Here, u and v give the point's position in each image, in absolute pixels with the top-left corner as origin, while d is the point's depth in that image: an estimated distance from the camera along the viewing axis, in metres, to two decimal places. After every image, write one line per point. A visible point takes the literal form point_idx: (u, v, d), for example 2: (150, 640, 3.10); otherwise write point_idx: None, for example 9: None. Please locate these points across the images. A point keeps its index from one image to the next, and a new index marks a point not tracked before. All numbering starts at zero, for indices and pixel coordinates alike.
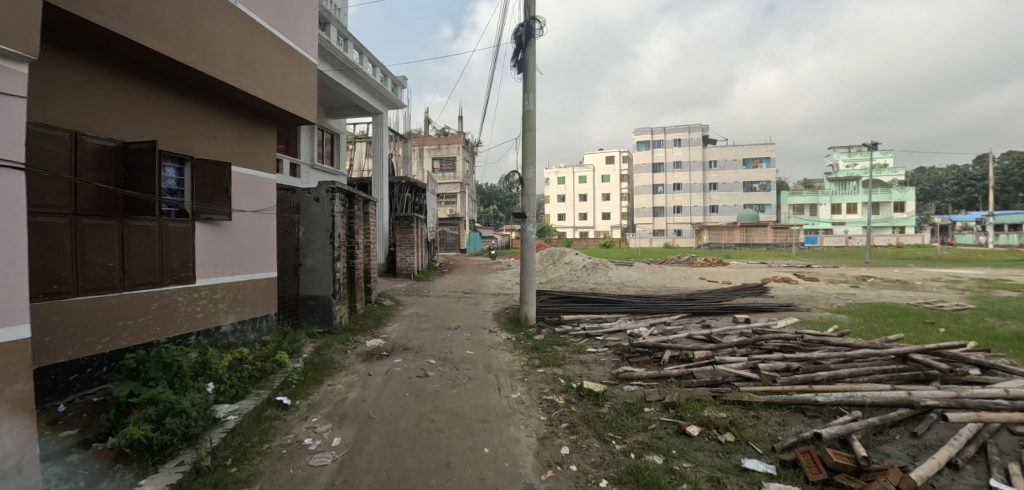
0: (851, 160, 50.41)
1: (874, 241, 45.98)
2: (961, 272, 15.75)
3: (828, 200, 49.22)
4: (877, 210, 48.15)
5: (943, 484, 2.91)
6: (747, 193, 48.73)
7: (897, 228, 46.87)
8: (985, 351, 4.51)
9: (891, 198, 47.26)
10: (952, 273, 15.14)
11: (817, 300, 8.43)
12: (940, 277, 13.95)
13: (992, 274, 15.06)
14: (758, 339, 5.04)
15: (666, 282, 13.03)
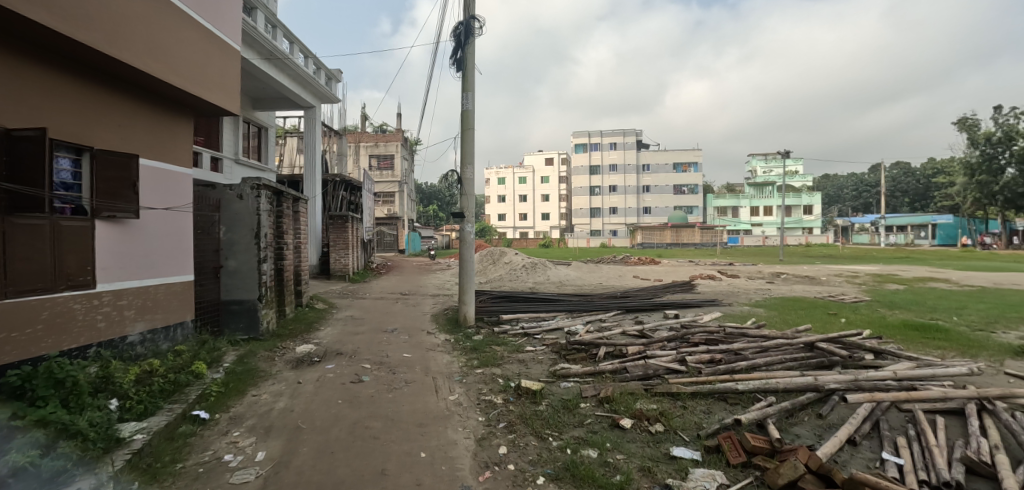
0: (768, 167, 54.30)
1: (787, 241, 50.51)
2: (855, 268, 17.65)
3: (748, 203, 53.48)
4: (789, 213, 52.84)
5: (844, 460, 3.19)
6: (677, 196, 51.83)
7: (806, 229, 51.77)
8: (878, 338, 5.01)
9: (799, 203, 51.96)
10: (851, 269, 16.93)
11: (738, 295, 9.03)
12: (839, 273, 15.53)
13: (884, 269, 16.99)
14: (686, 333, 5.29)
15: (601, 280, 13.47)
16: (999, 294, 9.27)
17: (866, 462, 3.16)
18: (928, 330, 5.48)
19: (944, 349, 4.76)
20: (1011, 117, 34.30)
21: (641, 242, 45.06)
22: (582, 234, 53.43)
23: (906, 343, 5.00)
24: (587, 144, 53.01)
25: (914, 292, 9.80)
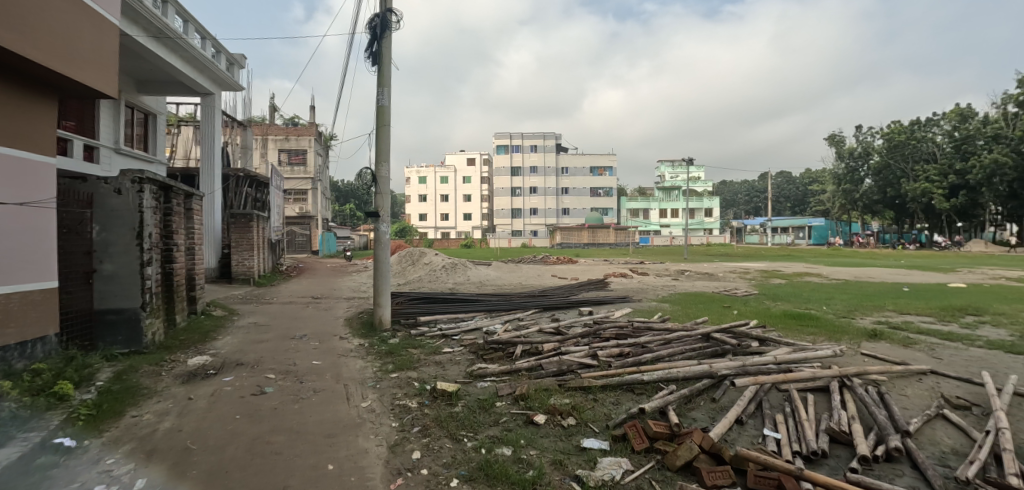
0: (675, 172, 58.16)
1: (692, 241, 54.99)
2: (745, 265, 19.69)
3: (657, 206, 57.66)
4: (693, 215, 57.55)
5: (733, 438, 3.49)
6: (594, 198, 54.66)
7: (707, 230, 56.56)
8: (762, 326, 5.58)
9: (701, 206, 56.68)
10: (743, 266, 18.81)
11: (646, 291, 9.64)
12: (732, 269, 17.20)
13: (771, 266, 19.07)
14: (598, 329, 5.50)
15: (521, 279, 13.72)
16: (856, 285, 10.80)
17: (751, 439, 3.47)
18: (803, 318, 6.22)
19: (816, 335, 5.42)
20: (868, 136, 40.48)
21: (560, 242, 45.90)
22: (505, 235, 54.06)
23: (785, 330, 5.63)
24: (509, 146, 53.77)
25: (792, 285, 11.11)
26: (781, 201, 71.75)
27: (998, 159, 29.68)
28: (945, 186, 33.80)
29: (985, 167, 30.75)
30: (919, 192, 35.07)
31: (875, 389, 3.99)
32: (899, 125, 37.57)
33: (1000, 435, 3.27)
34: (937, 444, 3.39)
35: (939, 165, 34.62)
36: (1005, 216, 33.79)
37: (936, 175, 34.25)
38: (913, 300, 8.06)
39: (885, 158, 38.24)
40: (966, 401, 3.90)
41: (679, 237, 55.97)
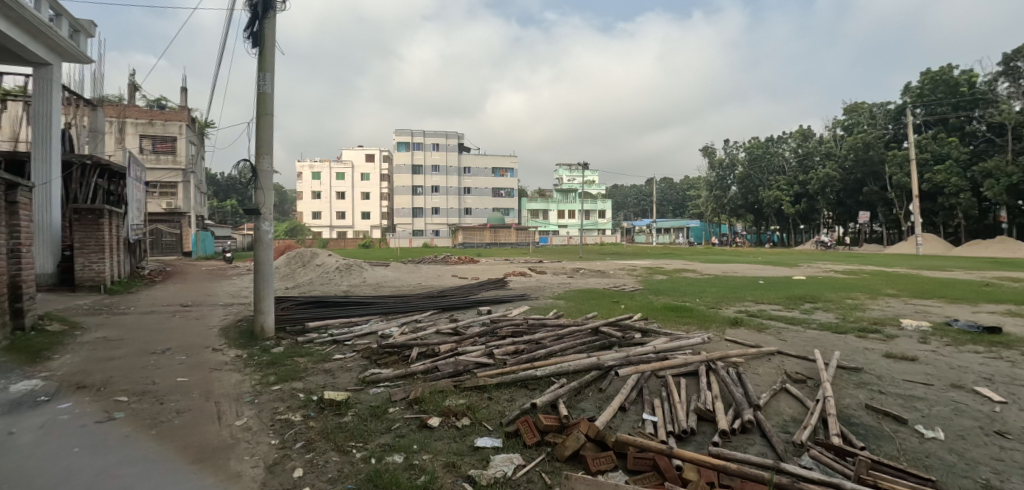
0: (573, 175, 61.25)
1: (587, 241, 58.43)
2: (632, 262, 21.44)
3: (556, 207, 60.67)
4: (587, 216, 61.43)
5: (616, 424, 3.71)
6: (495, 198, 55.81)
7: (600, 230, 60.63)
8: (644, 319, 6.07)
9: (595, 208, 60.83)
10: (630, 264, 20.40)
11: (543, 289, 10.00)
12: (622, 267, 18.61)
13: (655, 263, 20.92)
14: (495, 327, 5.57)
15: (421, 280, 13.46)
16: (721, 280, 12.29)
17: (632, 424, 3.72)
18: (680, 310, 6.89)
19: (689, 325, 6.04)
20: (734, 149, 46.44)
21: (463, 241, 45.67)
22: (405, 235, 52.71)
23: (665, 322, 6.19)
24: (410, 143, 52.61)
25: (671, 281, 12.29)
26: (663, 204, 79.63)
27: (830, 173, 35.64)
28: (791, 194, 39.93)
29: (821, 179, 36.67)
30: (772, 199, 40.98)
31: (734, 370, 4.51)
32: (758, 140, 43.64)
33: (826, 402, 3.88)
34: (781, 414, 3.92)
35: (787, 176, 40.78)
36: (832, 221, 40.90)
37: (783, 185, 40.32)
38: (765, 291, 9.36)
39: (747, 169, 44.15)
40: (803, 375, 4.58)
41: (576, 237, 59.21)
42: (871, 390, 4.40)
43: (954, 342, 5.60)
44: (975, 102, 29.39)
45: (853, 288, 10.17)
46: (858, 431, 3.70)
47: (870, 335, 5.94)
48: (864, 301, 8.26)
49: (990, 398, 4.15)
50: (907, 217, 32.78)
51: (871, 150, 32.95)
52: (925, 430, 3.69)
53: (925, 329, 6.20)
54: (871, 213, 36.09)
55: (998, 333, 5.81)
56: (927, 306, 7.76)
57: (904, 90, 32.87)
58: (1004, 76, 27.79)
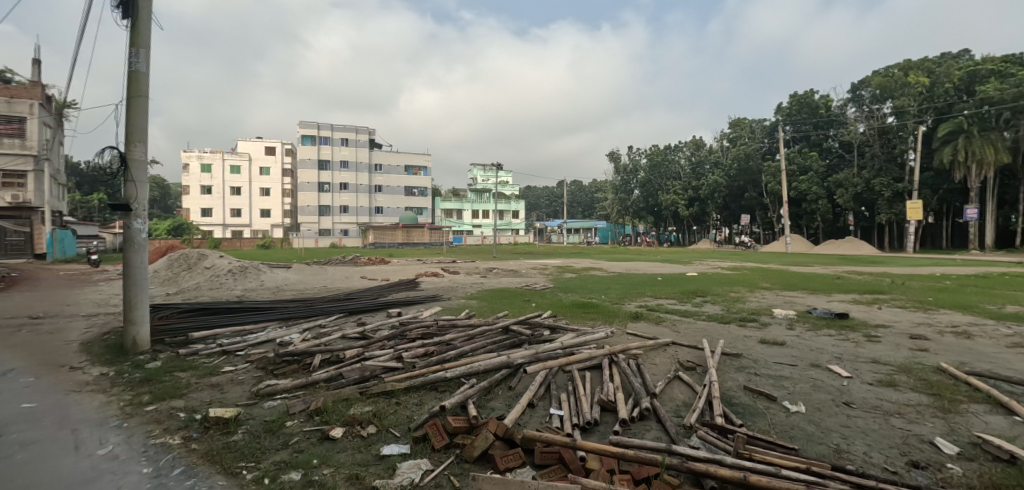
0: (487, 175, 61.92)
1: (501, 241, 59.51)
2: (544, 261, 22.23)
3: (470, 206, 60.96)
4: (502, 216, 62.52)
5: (525, 421, 3.77)
6: (409, 197, 54.56)
7: (514, 230, 62.06)
8: (553, 316, 6.30)
9: (509, 208, 62.18)
10: (541, 262, 21.11)
11: (456, 289, 9.96)
12: (534, 266, 19.22)
13: (565, 262, 21.84)
14: (405, 330, 5.42)
15: (327, 282, 12.72)
16: (623, 277, 13.17)
17: (540, 419, 3.79)
18: (587, 306, 7.25)
19: (595, 320, 6.37)
20: (636, 155, 50.04)
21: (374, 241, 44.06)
22: (311, 235, 49.54)
23: (573, 318, 6.47)
24: (316, 137, 49.43)
25: (579, 278, 12.91)
26: (573, 206, 83.59)
27: (718, 181, 39.90)
28: (685, 198, 43.95)
29: (710, 186, 40.92)
30: (670, 202, 44.78)
31: (633, 362, 4.82)
32: (657, 148, 47.43)
33: (711, 386, 4.28)
34: (674, 399, 4.25)
35: (682, 182, 44.77)
36: (719, 223, 45.70)
37: (678, 190, 44.25)
38: (662, 287, 10.20)
39: (649, 174, 47.88)
40: (693, 362, 5.04)
41: (490, 237, 60.15)
42: (748, 373, 4.96)
43: (813, 327, 6.54)
44: (830, 122, 34.62)
45: (734, 282, 11.46)
46: (737, 410, 4.14)
47: (749, 324, 6.72)
48: (743, 294, 9.35)
49: (839, 374, 4.88)
50: (778, 220, 37.69)
51: (751, 161, 37.39)
52: (789, 405, 4.24)
53: (791, 316, 7.17)
54: (751, 216, 40.92)
55: (845, 318, 6.90)
56: (792, 297, 8.98)
57: (777, 109, 37.65)
58: (851, 102, 32.96)
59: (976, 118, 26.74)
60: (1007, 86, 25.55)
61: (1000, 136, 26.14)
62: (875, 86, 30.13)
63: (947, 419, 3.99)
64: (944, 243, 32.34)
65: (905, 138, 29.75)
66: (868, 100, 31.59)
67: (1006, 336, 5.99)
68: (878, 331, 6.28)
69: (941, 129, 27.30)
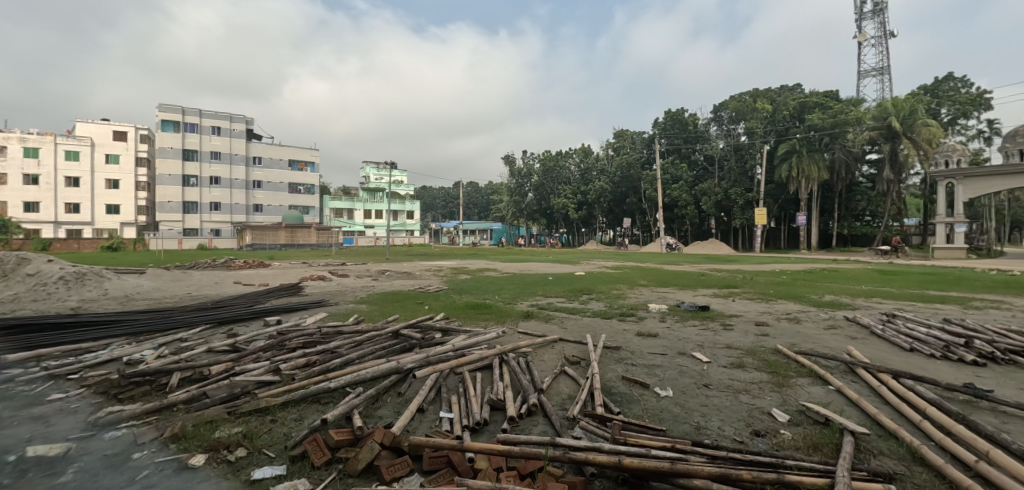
0: (380, 175, 59.91)
1: (396, 242, 57.88)
2: (439, 263, 22.03)
3: (362, 206, 58.58)
4: (396, 216, 60.98)
5: (415, 427, 3.66)
6: (293, 195, 50.20)
7: (408, 232, 60.81)
8: (446, 318, 6.29)
9: (403, 208, 60.97)
10: (436, 264, 20.92)
11: (344, 294, 9.48)
12: (428, 268, 18.97)
13: (460, 264, 21.92)
14: (283, 339, 5.01)
15: (191, 289, 11.30)
16: (516, 277, 13.58)
17: (430, 424, 3.71)
18: (480, 307, 7.36)
19: (489, 320, 6.51)
20: (530, 160, 51.90)
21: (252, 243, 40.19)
22: (173, 235, 43.57)
23: (466, 319, 6.51)
24: (180, 123, 43.62)
25: (473, 280, 13.04)
26: (470, 207, 84.52)
27: (603, 187, 43.15)
28: (575, 201, 46.69)
29: (597, 192, 44.06)
30: (561, 205, 47.23)
31: (523, 359, 4.98)
32: (549, 153, 49.60)
33: (593, 378, 4.58)
34: (560, 393, 4.46)
35: (572, 187, 47.42)
36: (605, 226, 49.33)
37: (569, 194, 46.85)
38: (553, 286, 10.73)
39: (541, 179, 49.90)
40: (577, 357, 5.36)
41: (383, 239, 58.29)
42: (626, 364, 5.40)
43: (681, 318, 7.36)
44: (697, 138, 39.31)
45: (616, 280, 12.45)
46: (616, 399, 4.48)
47: (628, 318, 7.36)
48: (624, 291, 10.20)
49: (700, 360, 5.54)
50: (655, 223, 41.76)
51: (632, 170, 40.95)
52: (660, 390, 4.70)
53: (663, 310, 7.97)
54: (632, 219, 44.85)
55: (706, 309, 7.87)
56: (665, 292, 10.00)
57: (654, 124, 41.76)
58: (714, 122, 38.23)
59: (805, 141, 32.13)
60: (825, 117, 31.97)
61: (822, 156, 31.59)
62: (733, 109, 35.64)
63: (781, 392, 4.74)
64: (782, 244, 38.51)
65: (754, 155, 34.98)
66: (726, 120, 36.81)
67: (823, 320, 7.33)
68: (732, 320, 7.27)
69: (780, 148, 32.33)
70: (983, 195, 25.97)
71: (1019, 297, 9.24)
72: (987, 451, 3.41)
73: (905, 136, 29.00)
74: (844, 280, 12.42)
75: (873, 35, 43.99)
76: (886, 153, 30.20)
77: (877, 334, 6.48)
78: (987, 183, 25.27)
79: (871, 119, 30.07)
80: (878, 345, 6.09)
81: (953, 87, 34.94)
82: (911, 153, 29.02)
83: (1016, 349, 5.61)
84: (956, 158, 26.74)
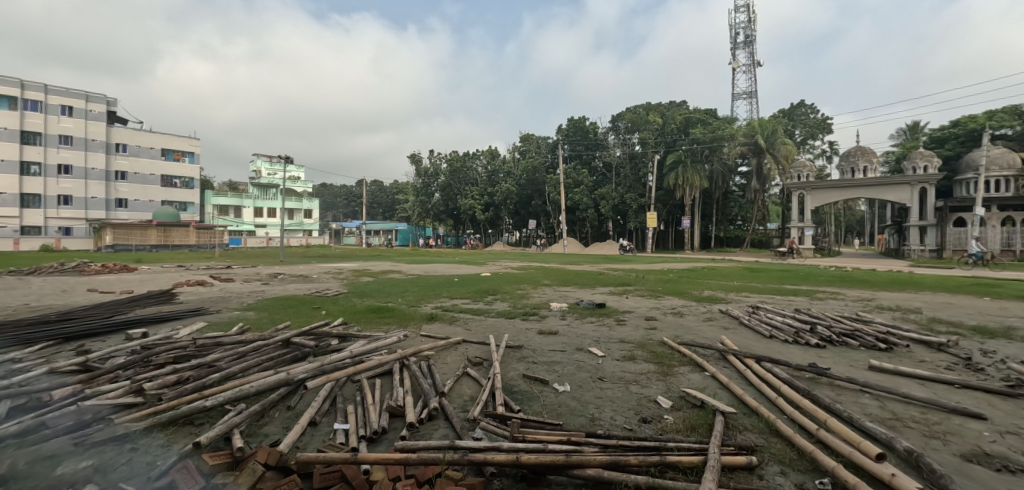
0: (273, 169, 56.47)
1: (291, 243, 53.18)
2: (339, 265, 21.04)
3: (251, 203, 54.45)
4: (291, 215, 57.72)
5: (305, 443, 3.44)
6: (167, 189, 44.94)
7: (306, 232, 57.43)
8: (344, 324, 6.10)
9: (300, 207, 57.93)
10: (336, 266, 19.94)
11: (228, 300, 8.69)
12: (327, 270, 18.03)
13: (362, 265, 21.12)
14: (148, 355, 4.51)
15: (28, 299, 9.59)
16: (422, 279, 13.42)
17: (323, 437, 3.53)
18: (381, 310, 7.20)
19: (390, 324, 6.39)
20: (436, 160, 51.10)
21: (113, 244, 34.38)
22: (8, 234, 36.33)
23: (366, 324, 6.34)
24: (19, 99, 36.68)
25: (376, 282, 12.64)
26: (373, 207, 81.97)
27: (509, 190, 44.24)
28: (481, 202, 47.15)
29: (503, 194, 44.97)
30: (468, 206, 47.30)
31: (424, 363, 4.97)
32: (456, 154, 49.44)
33: (493, 378, 4.69)
34: (461, 396, 4.50)
35: (479, 188, 47.91)
36: (512, 227, 50.41)
37: (476, 195, 47.17)
38: (459, 287, 10.76)
39: (449, 179, 49.52)
40: (479, 357, 5.46)
41: (278, 238, 53.39)
42: (526, 362, 5.59)
43: (579, 315, 7.82)
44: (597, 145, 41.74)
45: (520, 280, 12.81)
46: (516, 398, 4.63)
47: (530, 317, 7.63)
48: (528, 291, 10.54)
49: (596, 354, 5.92)
50: (558, 224, 43.52)
51: (537, 173, 42.50)
52: (557, 386, 4.94)
53: (564, 308, 8.38)
54: (537, 221, 46.38)
55: (603, 306, 8.43)
56: (566, 291, 10.53)
57: (558, 130, 43.54)
58: (612, 132, 40.62)
59: (689, 153, 35.38)
60: (706, 132, 35.61)
61: (703, 167, 35.13)
62: (628, 120, 38.18)
63: (665, 380, 5.23)
64: (670, 244, 42.24)
65: (646, 163, 37.96)
66: (622, 130, 39.48)
67: (702, 313, 8.21)
68: (625, 316, 7.86)
69: (669, 158, 35.36)
70: (824, 204, 30.62)
71: (850, 289, 11.06)
72: (825, 420, 4.04)
73: (769, 152, 33.19)
74: (720, 277, 13.98)
75: (744, 63, 49.69)
76: (754, 166, 34.25)
77: (744, 323, 7.43)
78: (828, 195, 29.83)
79: (742, 136, 33.92)
80: (745, 334, 6.97)
81: (805, 112, 40.81)
82: (773, 168, 33.29)
83: (846, 332, 6.76)
84: (805, 173, 31.94)
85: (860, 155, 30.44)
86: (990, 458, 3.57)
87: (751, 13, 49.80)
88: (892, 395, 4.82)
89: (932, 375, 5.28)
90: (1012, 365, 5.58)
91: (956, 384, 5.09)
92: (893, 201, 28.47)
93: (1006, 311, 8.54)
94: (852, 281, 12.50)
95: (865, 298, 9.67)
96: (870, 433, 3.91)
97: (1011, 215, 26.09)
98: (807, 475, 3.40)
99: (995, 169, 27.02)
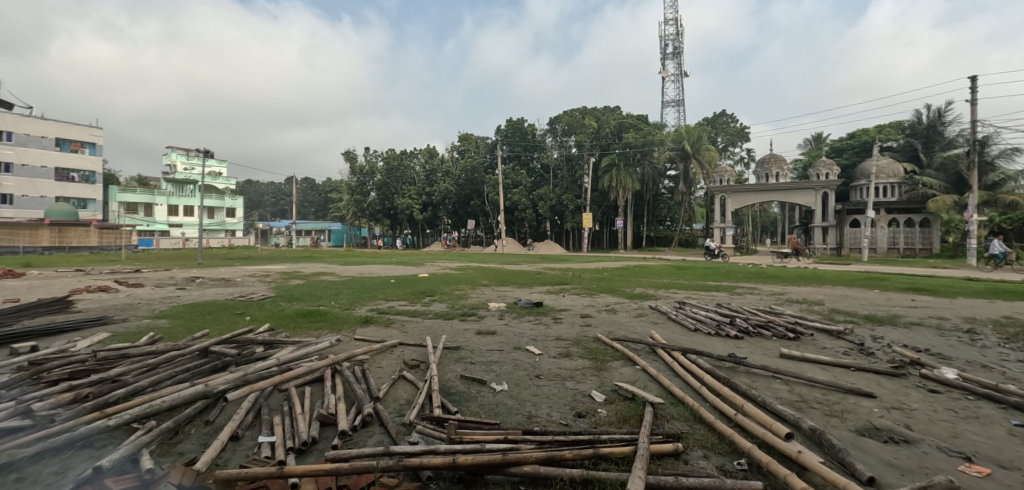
0: (189, 164, 52.30)
1: (211, 244, 48.76)
2: (264, 268, 19.95)
3: (165, 200, 49.95)
4: (212, 214, 53.73)
5: (225, 459, 3.25)
6: (62, 183, 40.18)
7: (228, 231, 53.76)
8: (271, 330, 5.83)
9: (222, 205, 54.09)
10: (262, 269, 18.87)
11: (136, 307, 8.04)
12: (250, 273, 17.03)
13: (291, 267, 20.15)
14: (38, 372, 4.06)
15: None
16: (357, 281, 13.06)
17: (246, 452, 3.36)
18: (311, 314, 6.94)
19: (322, 329, 6.19)
20: (373, 157, 49.47)
21: None
22: None
23: (295, 329, 6.08)
24: None
25: (307, 285, 12.15)
26: (305, 205, 78.13)
27: (448, 189, 43.82)
28: (419, 202, 46.30)
29: (442, 193, 44.43)
30: (405, 206, 46.24)
31: (358, 368, 4.87)
32: (393, 152, 48.17)
33: (431, 380, 4.68)
34: (397, 400, 4.45)
35: (416, 187, 46.95)
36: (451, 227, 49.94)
37: (413, 194, 46.23)
38: (395, 289, 10.58)
39: (385, 178, 48.11)
40: (416, 360, 5.41)
41: (195, 238, 49.02)
42: (464, 362, 5.63)
43: (517, 314, 7.96)
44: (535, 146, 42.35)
45: (459, 281, 12.82)
46: (454, 399, 4.64)
47: (468, 317, 7.66)
48: (466, 291, 10.55)
49: (533, 352, 6.06)
50: (497, 224, 43.49)
51: (476, 173, 42.59)
52: (495, 385, 5.02)
53: (503, 308, 8.46)
54: (476, 220, 46.33)
55: (540, 305, 8.62)
56: (505, 291, 10.67)
57: (497, 131, 43.71)
58: (549, 133, 41.75)
59: (622, 156, 36.77)
60: (638, 136, 36.93)
61: (635, 170, 36.59)
62: (565, 123, 39.35)
63: (599, 375, 5.46)
64: (605, 244, 43.82)
65: (582, 166, 39.20)
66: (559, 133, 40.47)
67: (634, 309, 8.63)
68: (562, 314, 8.09)
69: (603, 161, 36.59)
70: (743, 205, 32.74)
71: (764, 285, 12.04)
72: (742, 406, 4.41)
73: (694, 157, 35.28)
74: (650, 276, 14.71)
75: (673, 72, 52.39)
76: (682, 170, 36.28)
77: (672, 317, 7.91)
78: (746, 197, 31.93)
79: (670, 142, 35.83)
80: (673, 327, 7.43)
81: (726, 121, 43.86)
82: (698, 172, 35.20)
83: (761, 323, 7.40)
84: (726, 178, 34.73)
85: (773, 162, 32.99)
86: (879, 431, 4.06)
87: (679, 25, 52.58)
88: (800, 380, 5.34)
89: (832, 360, 5.90)
90: (895, 349, 6.38)
91: (852, 367, 5.71)
92: (801, 204, 31.11)
93: (892, 301, 9.71)
94: (767, 277, 13.54)
95: (779, 292, 10.60)
96: (780, 415, 4.31)
97: (896, 216, 29.38)
98: (727, 457, 3.70)
99: (884, 176, 30.55)
